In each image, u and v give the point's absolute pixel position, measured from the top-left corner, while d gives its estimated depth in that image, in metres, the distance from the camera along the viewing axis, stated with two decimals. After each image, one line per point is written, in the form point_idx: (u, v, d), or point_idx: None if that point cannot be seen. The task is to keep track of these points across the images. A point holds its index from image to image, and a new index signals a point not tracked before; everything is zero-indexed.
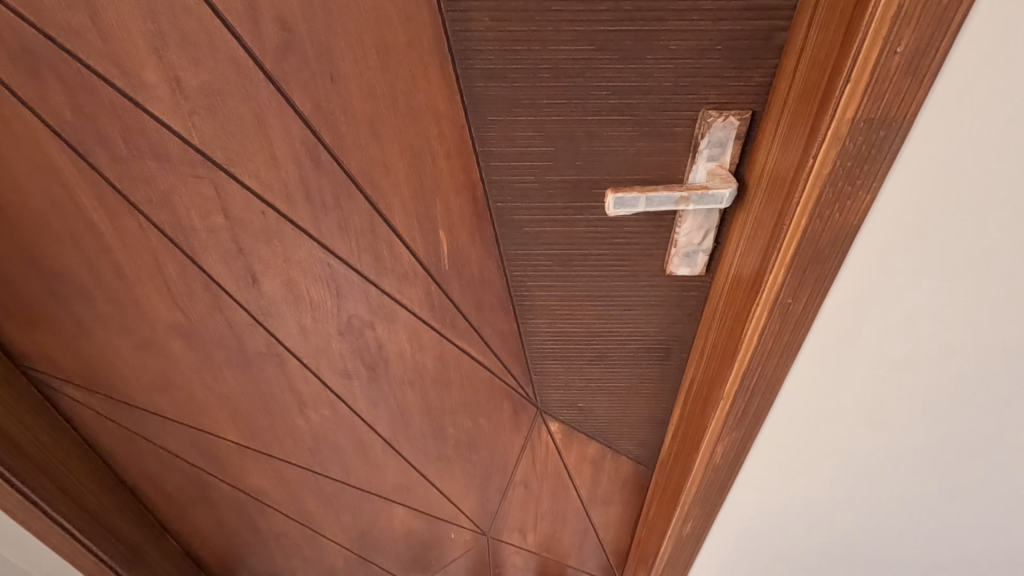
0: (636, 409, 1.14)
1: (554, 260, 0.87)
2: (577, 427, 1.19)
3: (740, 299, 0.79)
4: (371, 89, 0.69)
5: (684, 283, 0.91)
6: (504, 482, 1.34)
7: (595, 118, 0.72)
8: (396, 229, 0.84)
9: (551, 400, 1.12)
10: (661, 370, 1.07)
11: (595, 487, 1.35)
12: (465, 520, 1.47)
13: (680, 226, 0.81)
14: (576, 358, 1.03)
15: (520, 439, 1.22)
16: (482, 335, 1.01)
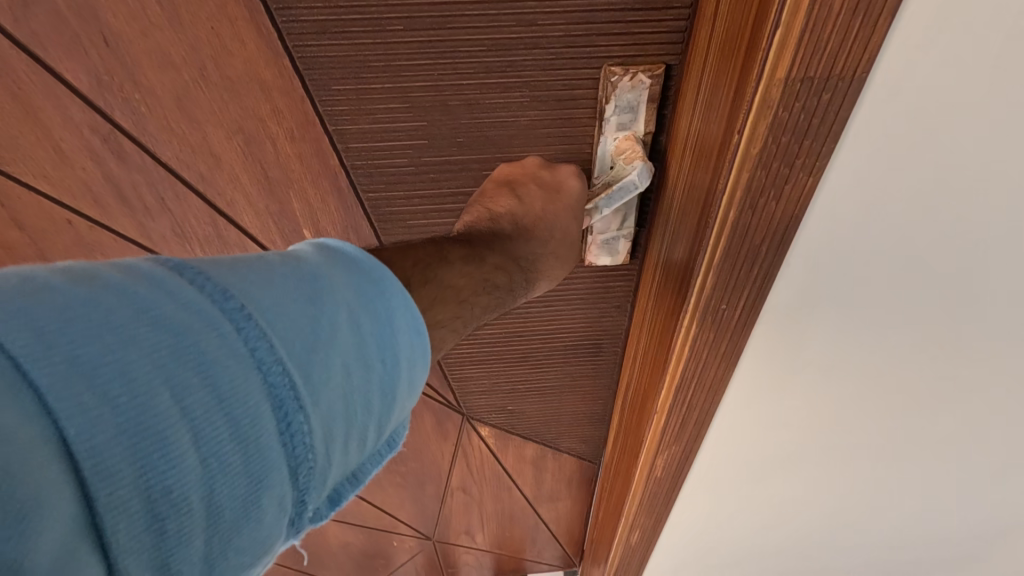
0: (573, 408, 1.04)
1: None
2: (513, 430, 1.08)
3: (667, 297, 0.67)
4: (164, 54, 0.52)
5: (608, 274, 0.78)
6: (441, 491, 1.23)
7: (471, 81, 0.57)
8: (249, 232, 0.68)
9: (478, 406, 1.01)
10: (596, 367, 0.95)
11: (541, 486, 1.25)
12: (406, 528, 1.37)
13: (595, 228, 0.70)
14: (496, 360, 0.91)
15: (449, 447, 1.10)
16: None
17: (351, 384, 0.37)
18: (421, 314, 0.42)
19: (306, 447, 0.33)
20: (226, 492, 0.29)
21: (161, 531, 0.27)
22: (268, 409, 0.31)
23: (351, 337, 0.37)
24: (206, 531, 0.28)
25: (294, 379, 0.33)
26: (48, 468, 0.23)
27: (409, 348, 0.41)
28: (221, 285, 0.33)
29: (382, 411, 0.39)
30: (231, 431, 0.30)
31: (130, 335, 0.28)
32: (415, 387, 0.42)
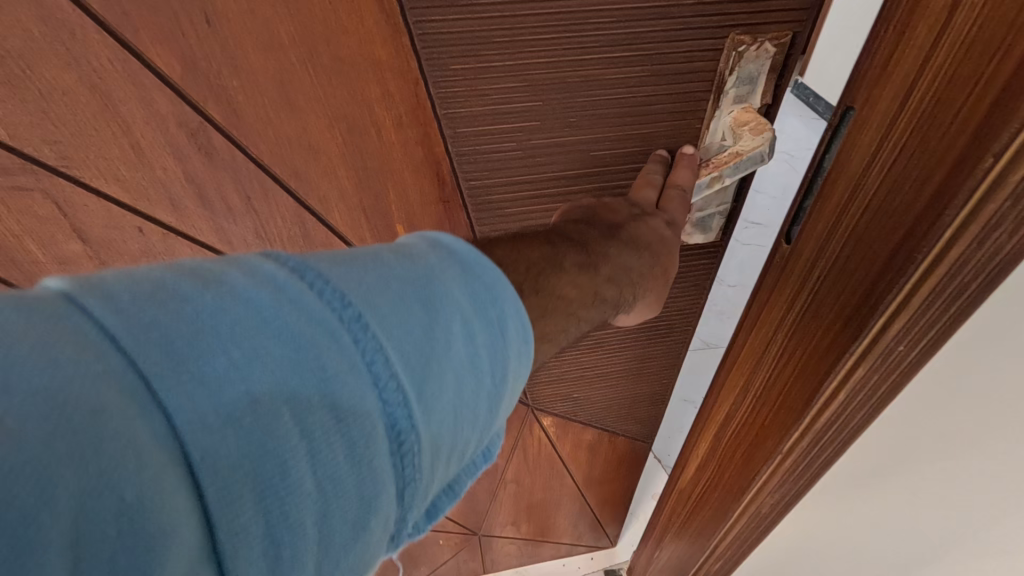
0: (636, 389, 1.03)
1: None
2: (574, 417, 1.07)
3: (788, 364, 0.53)
4: (270, 35, 0.46)
5: (696, 252, 0.77)
6: (494, 484, 1.21)
7: (594, 57, 0.53)
8: (336, 230, 0.62)
9: (544, 395, 0.99)
10: (664, 347, 0.94)
11: (591, 471, 1.25)
12: (452, 526, 1.33)
13: (696, 204, 0.68)
14: (570, 348, 0.89)
15: (509, 439, 1.08)
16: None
17: (466, 400, 0.32)
18: (529, 317, 0.36)
19: (416, 470, 0.29)
20: (340, 517, 0.26)
21: (276, 560, 0.24)
22: (381, 427, 0.27)
23: (465, 345, 0.32)
24: (318, 558, 0.25)
25: (410, 400, 0.29)
26: (159, 484, 0.21)
27: (518, 359, 0.35)
28: (339, 287, 0.29)
29: (489, 429, 0.34)
30: (347, 450, 0.26)
31: (248, 343, 0.25)
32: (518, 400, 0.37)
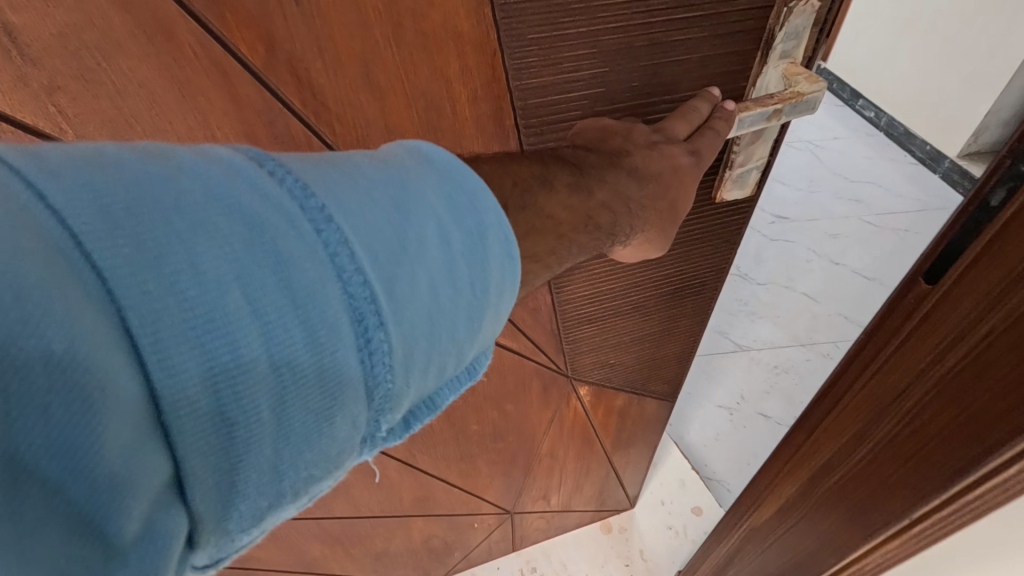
0: (664, 350, 1.06)
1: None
2: (608, 383, 1.09)
3: (913, 420, 0.46)
4: (359, 11, 0.45)
5: (730, 208, 0.80)
6: (530, 459, 1.19)
7: (659, 20, 0.54)
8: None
9: (583, 364, 1.01)
10: (694, 305, 0.98)
11: (620, 435, 1.27)
12: (490, 517, 1.30)
13: (741, 146, 0.69)
14: (611, 315, 0.91)
15: (548, 412, 1.09)
16: (511, 318, 0.83)
17: (438, 307, 0.33)
18: (514, 236, 0.37)
19: (384, 371, 0.30)
20: (300, 404, 0.27)
21: (231, 438, 0.25)
22: (346, 325, 0.28)
23: (439, 250, 0.33)
24: (275, 442, 0.27)
25: (376, 293, 0.30)
26: (105, 346, 0.22)
27: (500, 263, 0.36)
28: (306, 183, 0.30)
29: (467, 340, 0.35)
30: (306, 340, 0.27)
31: (204, 219, 0.26)
32: (502, 314, 0.38)
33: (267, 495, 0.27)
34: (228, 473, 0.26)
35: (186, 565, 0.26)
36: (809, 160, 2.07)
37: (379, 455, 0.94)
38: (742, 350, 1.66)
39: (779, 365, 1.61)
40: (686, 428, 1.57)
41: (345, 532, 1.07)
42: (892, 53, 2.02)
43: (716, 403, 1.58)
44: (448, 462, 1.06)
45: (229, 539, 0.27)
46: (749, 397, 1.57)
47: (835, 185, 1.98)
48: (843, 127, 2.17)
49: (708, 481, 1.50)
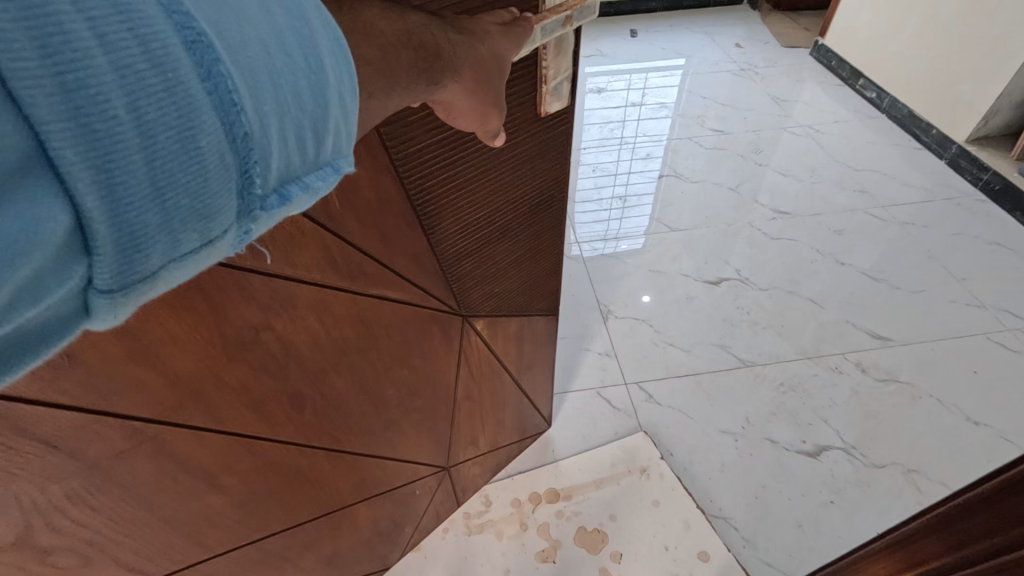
0: (536, 268, 0.99)
1: (440, 140, 0.65)
2: (501, 316, 0.98)
3: None
4: None
5: (557, 125, 0.80)
6: (451, 403, 0.97)
7: None
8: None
9: (473, 298, 0.90)
10: (552, 220, 0.93)
11: (522, 357, 1.09)
12: (430, 480, 1.03)
13: (549, 59, 0.69)
14: (487, 236, 0.84)
15: (453, 358, 0.92)
16: (393, 269, 0.71)
17: (277, 66, 0.27)
18: (338, 32, 0.31)
19: (236, 109, 0.25)
20: (160, 119, 0.22)
21: (89, 130, 0.20)
22: (177, 46, 0.23)
23: (259, 7, 0.27)
24: (145, 152, 0.22)
25: (203, 28, 0.24)
26: None
27: (330, 40, 0.30)
28: None
29: (319, 114, 0.30)
30: (139, 46, 0.22)
31: None
32: (349, 105, 0.33)
33: (153, 219, 0.23)
34: (103, 178, 0.21)
35: (64, 288, 0.21)
36: (810, 146, 1.99)
37: (306, 450, 0.71)
38: (743, 368, 1.38)
39: (783, 382, 1.35)
40: (690, 457, 1.23)
41: (288, 549, 0.78)
42: (895, 29, 1.98)
43: (718, 428, 1.28)
44: (368, 438, 0.81)
45: (125, 265, 0.23)
46: (754, 420, 1.29)
47: (838, 173, 1.87)
48: (844, 110, 2.14)
49: (716, 522, 1.15)
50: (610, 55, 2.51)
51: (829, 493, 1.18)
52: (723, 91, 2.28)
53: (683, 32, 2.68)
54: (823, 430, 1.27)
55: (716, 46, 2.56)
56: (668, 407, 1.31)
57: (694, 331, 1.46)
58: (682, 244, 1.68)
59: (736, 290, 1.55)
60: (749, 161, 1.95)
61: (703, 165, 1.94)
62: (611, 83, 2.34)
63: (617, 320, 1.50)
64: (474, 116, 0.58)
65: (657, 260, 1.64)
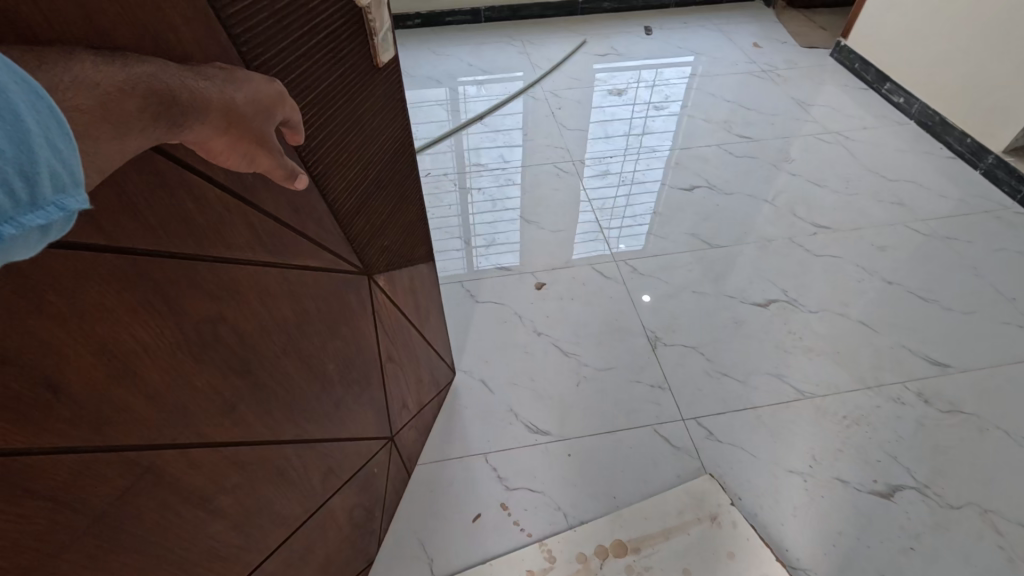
0: (411, 219, 0.97)
1: (311, 100, 0.61)
2: (396, 271, 0.97)
3: None
4: None
5: (396, 68, 0.78)
6: (381, 365, 0.94)
7: None
8: (181, 160, 0.45)
9: (374, 258, 0.86)
10: (414, 166, 0.93)
11: (420, 307, 1.10)
12: (382, 455, 1.01)
13: (375, 13, 0.67)
14: (370, 189, 0.80)
15: (372, 323, 0.89)
16: (308, 237, 0.67)
17: None
18: (35, 78, 0.28)
19: None
20: None
21: None
22: None
23: None
24: None
25: None
26: None
27: (19, 89, 0.26)
28: None
29: (23, 159, 0.26)
30: None
31: None
32: (66, 148, 0.28)
33: None
34: None
35: None
36: (843, 155, 2.01)
37: (281, 449, 0.68)
38: (804, 400, 1.33)
39: (848, 417, 1.30)
40: (759, 500, 1.17)
41: (289, 564, 0.77)
42: (926, 35, 2.01)
43: (785, 469, 1.22)
44: (327, 424, 0.78)
45: None
46: (821, 458, 1.23)
47: (875, 184, 1.89)
48: (870, 116, 2.18)
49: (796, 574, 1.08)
50: (626, 54, 2.58)
51: (908, 539, 1.12)
52: (745, 94, 2.32)
53: (701, 31, 2.74)
54: (894, 468, 1.21)
55: (733, 44, 2.64)
56: (732, 445, 1.25)
57: (747, 359, 1.42)
58: (723, 262, 1.66)
59: (785, 313, 1.52)
60: (783, 171, 1.96)
61: (734, 175, 1.95)
62: (633, 86, 2.38)
63: (666, 348, 1.44)
64: (240, 157, 0.45)
65: (698, 281, 1.61)
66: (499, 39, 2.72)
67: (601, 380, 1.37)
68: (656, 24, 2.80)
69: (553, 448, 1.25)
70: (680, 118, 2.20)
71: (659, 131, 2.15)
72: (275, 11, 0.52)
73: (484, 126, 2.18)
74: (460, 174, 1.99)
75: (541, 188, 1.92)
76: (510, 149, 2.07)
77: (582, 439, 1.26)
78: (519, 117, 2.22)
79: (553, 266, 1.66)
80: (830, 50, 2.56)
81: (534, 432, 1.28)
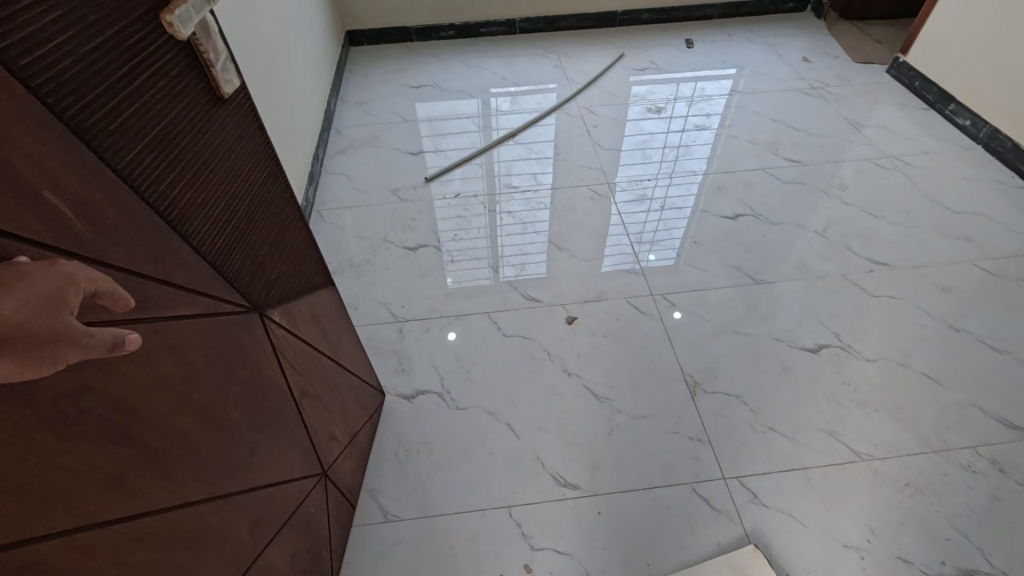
0: (297, 246, 0.96)
1: (150, 142, 0.60)
2: (291, 303, 0.94)
3: None
4: None
5: (243, 100, 0.78)
6: (295, 402, 0.93)
7: None
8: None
9: (263, 294, 0.83)
10: (288, 193, 0.92)
11: (328, 335, 1.09)
12: (317, 494, 1.02)
13: (204, 43, 0.66)
14: (241, 223, 0.78)
15: (276, 364, 0.87)
16: (180, 287, 0.65)
17: None
18: None
19: None
20: None
21: None
22: None
23: None
24: None
25: None
26: None
27: None
28: None
29: None
30: None
31: None
32: None
33: None
34: None
35: None
36: (902, 184, 1.93)
37: (193, 510, 0.66)
38: (863, 463, 1.28)
39: (910, 485, 1.24)
40: None
41: None
42: (997, 56, 1.91)
43: (839, 542, 1.17)
44: (242, 473, 0.76)
45: None
46: (879, 531, 1.18)
47: (937, 216, 1.81)
48: (932, 139, 2.09)
49: None
50: (666, 67, 2.54)
51: None
52: (792, 113, 2.25)
53: (745, 45, 2.67)
54: (967, 550, 1.15)
55: (780, 59, 2.56)
56: (779, 510, 1.21)
57: (799, 412, 1.37)
58: (772, 300, 1.61)
59: (839, 360, 1.46)
60: (833, 199, 1.89)
61: (782, 203, 1.89)
62: (670, 103, 2.34)
63: (708, 395, 1.40)
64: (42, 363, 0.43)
65: (744, 320, 1.56)
66: (536, 51, 2.71)
67: (636, 429, 1.35)
68: (697, 37, 2.75)
69: (582, 504, 1.23)
70: (723, 139, 2.15)
71: (700, 152, 2.11)
72: (88, 59, 0.51)
73: (517, 144, 2.18)
74: (491, 195, 1.98)
75: (580, 211, 1.90)
76: (543, 169, 2.06)
77: (612, 495, 1.24)
78: (553, 135, 2.21)
79: (586, 299, 1.63)
80: (887, 66, 2.47)
81: (562, 485, 1.26)
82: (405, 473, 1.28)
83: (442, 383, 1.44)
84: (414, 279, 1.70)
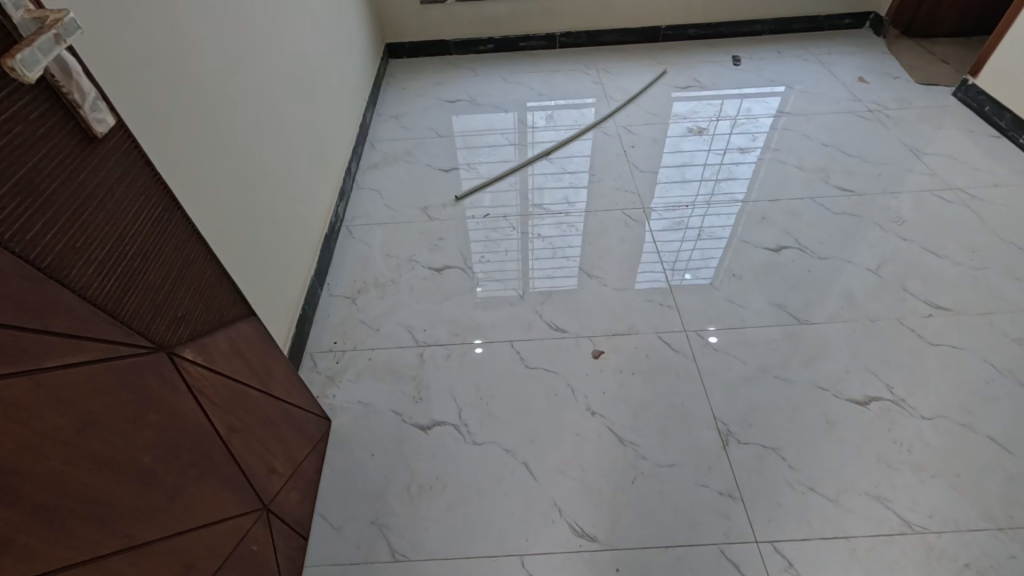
0: (205, 278, 0.96)
1: (13, 190, 0.60)
2: (206, 337, 0.94)
3: None
4: None
5: (123, 138, 0.77)
6: (223, 439, 0.95)
7: None
8: None
9: (166, 331, 0.84)
10: (189, 226, 0.92)
11: (257, 368, 1.10)
12: (259, 529, 1.04)
13: (65, 83, 0.65)
14: (132, 263, 0.78)
15: (193, 403, 0.88)
16: (71, 335, 0.66)
17: None
18: None
19: None
20: None
21: None
22: None
23: None
24: None
25: None
26: None
27: None
28: None
29: None
30: None
31: None
32: None
33: None
34: None
35: None
36: (967, 220, 1.82)
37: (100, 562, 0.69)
38: (911, 533, 1.20)
39: (969, 564, 1.15)
40: None
41: None
42: None
43: None
44: (159, 519, 0.79)
45: None
46: None
47: (1009, 257, 1.69)
48: (1004, 171, 1.96)
49: None
50: (709, 85, 2.49)
51: None
52: (843, 138, 2.16)
53: (796, 63, 2.59)
54: None
55: (834, 79, 2.47)
56: None
57: (841, 472, 1.30)
58: (814, 341, 1.55)
59: (890, 416, 1.39)
60: (889, 233, 1.80)
61: (832, 235, 1.81)
62: (713, 122, 2.29)
63: (740, 446, 1.36)
64: None
65: (787, 362, 1.50)
66: (577, 66, 2.70)
67: (660, 479, 1.31)
68: (745, 53, 2.68)
69: (599, 557, 1.20)
70: (768, 163, 2.09)
71: (742, 176, 2.05)
72: None
73: (551, 163, 2.17)
74: (523, 216, 1.98)
75: (613, 237, 1.87)
76: (575, 189, 2.05)
77: (630, 549, 1.21)
78: (588, 153, 2.19)
79: (614, 331, 1.60)
80: (953, 89, 2.35)
81: (579, 535, 1.23)
82: (412, 511, 1.28)
83: (460, 415, 1.44)
84: (442, 301, 1.72)
